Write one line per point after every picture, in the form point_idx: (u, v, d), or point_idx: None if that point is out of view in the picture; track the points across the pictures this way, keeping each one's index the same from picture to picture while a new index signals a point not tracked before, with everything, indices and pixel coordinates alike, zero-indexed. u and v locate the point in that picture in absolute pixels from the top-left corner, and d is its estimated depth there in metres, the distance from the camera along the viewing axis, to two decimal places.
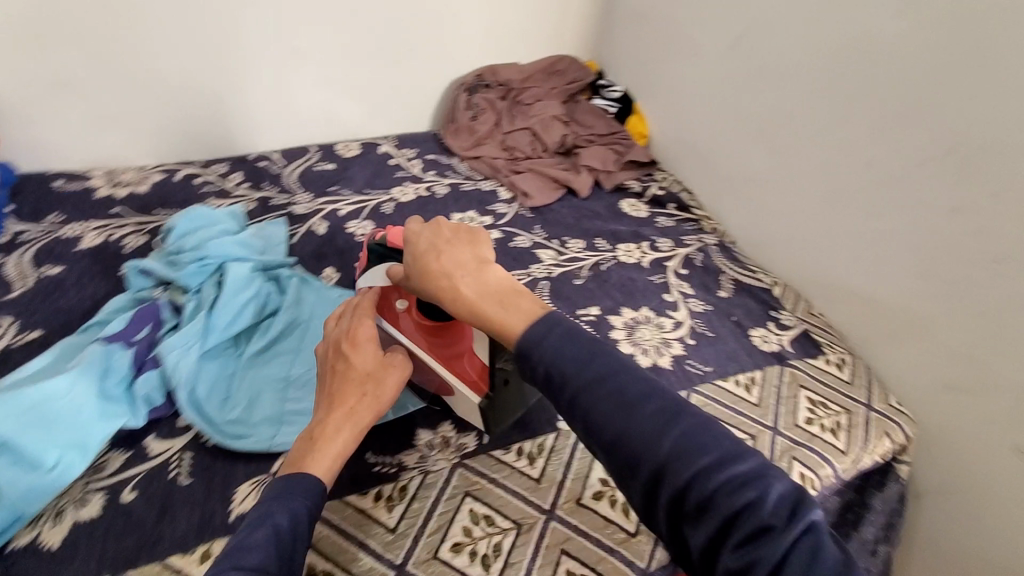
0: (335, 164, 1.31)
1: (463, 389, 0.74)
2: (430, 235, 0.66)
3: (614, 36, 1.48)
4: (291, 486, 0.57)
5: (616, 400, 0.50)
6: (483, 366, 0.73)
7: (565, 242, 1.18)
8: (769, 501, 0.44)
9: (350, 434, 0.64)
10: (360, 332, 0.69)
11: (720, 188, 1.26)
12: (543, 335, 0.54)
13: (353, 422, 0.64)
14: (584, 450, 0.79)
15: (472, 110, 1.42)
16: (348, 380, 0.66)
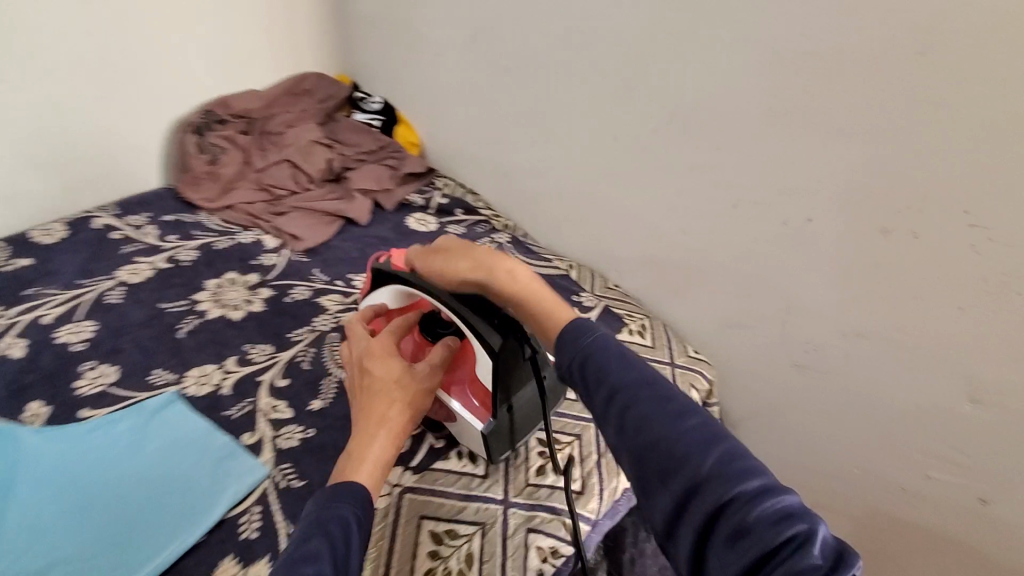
0: (30, 257, 1.02)
1: (466, 418, 0.72)
2: (465, 258, 0.66)
3: (354, 44, 1.36)
4: (343, 486, 0.54)
5: (654, 417, 0.49)
6: (485, 391, 0.71)
7: (351, 281, 1.05)
8: (811, 542, 0.41)
9: (390, 438, 0.61)
10: (376, 348, 0.68)
11: (500, 183, 1.23)
12: (596, 348, 0.54)
13: (389, 427, 0.62)
14: (404, 527, 0.69)
15: (209, 153, 1.21)
16: (375, 392, 0.64)
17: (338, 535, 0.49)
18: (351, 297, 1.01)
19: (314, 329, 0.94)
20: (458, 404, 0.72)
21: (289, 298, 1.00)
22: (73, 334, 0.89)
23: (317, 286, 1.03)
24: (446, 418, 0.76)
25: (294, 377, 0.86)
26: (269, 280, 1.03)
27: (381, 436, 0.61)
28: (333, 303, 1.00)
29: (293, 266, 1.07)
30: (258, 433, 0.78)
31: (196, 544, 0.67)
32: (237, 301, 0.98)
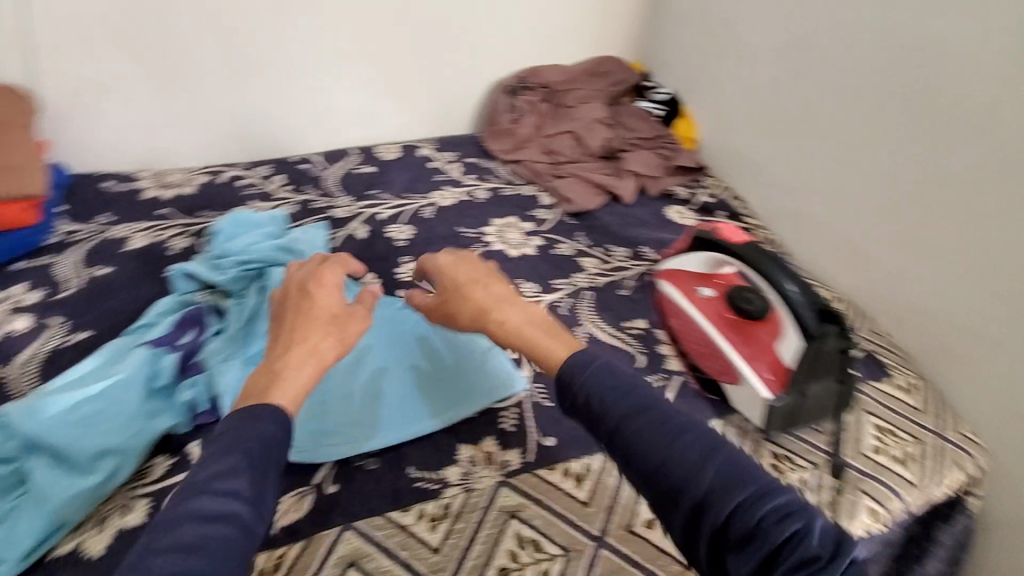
0: (374, 167, 1.29)
1: (757, 386, 0.82)
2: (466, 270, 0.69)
3: (660, 37, 1.43)
4: (246, 419, 0.52)
5: (655, 430, 0.50)
6: (783, 369, 0.82)
7: (610, 250, 1.13)
8: (815, 532, 0.46)
9: (314, 369, 0.59)
10: (323, 276, 0.68)
11: (774, 196, 1.21)
12: (587, 363, 0.55)
13: (319, 357, 0.60)
14: None
15: (514, 113, 1.37)
16: (310, 318, 0.63)
17: (255, 475, 0.49)
18: (608, 265, 1.10)
19: (574, 283, 1.05)
20: (751, 371, 0.83)
21: (556, 252, 1.12)
22: (399, 232, 1.11)
23: (580, 247, 1.14)
24: (727, 381, 0.86)
25: (553, 317, 0.98)
26: (541, 232, 1.17)
27: (323, 363, 0.59)
28: (592, 266, 1.09)
29: (562, 225, 1.19)
30: None
31: (473, 415, 0.80)
32: (516, 242, 1.13)
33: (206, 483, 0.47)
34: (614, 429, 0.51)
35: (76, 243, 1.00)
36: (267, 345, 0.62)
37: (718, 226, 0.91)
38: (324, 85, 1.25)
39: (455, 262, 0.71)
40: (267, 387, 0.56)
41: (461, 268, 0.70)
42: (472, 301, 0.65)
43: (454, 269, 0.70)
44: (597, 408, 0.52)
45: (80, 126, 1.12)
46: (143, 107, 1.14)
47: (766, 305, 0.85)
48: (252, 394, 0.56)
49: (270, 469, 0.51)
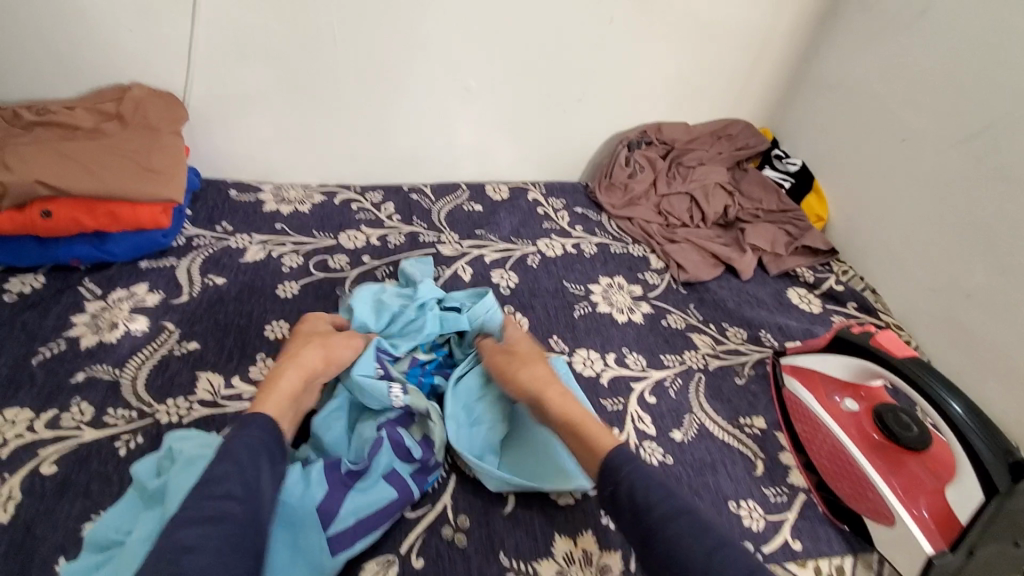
0: (482, 205, 1.27)
1: (913, 530, 0.70)
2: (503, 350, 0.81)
3: (797, 106, 1.34)
4: (251, 429, 0.61)
5: (689, 533, 0.54)
6: (948, 516, 0.69)
7: (724, 330, 1.04)
8: None
9: (286, 402, 0.67)
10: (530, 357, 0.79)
11: (917, 297, 1.08)
12: (624, 462, 0.62)
13: (304, 369, 0.71)
14: None
15: (630, 167, 1.32)
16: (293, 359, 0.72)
17: (246, 473, 0.56)
18: (722, 347, 1.01)
19: (684, 362, 0.97)
20: (903, 506, 0.72)
21: (666, 323, 1.04)
22: (503, 278, 1.08)
23: (692, 321, 1.06)
24: (870, 515, 0.74)
25: (661, 398, 0.90)
26: (651, 298, 1.10)
27: (287, 376, 0.69)
28: (705, 345, 1.01)
29: (672, 293, 1.12)
30: (626, 434, 0.83)
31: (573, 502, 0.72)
32: (623, 306, 1.07)
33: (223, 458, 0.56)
34: (653, 526, 0.56)
35: (199, 248, 1.03)
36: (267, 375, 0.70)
37: (875, 332, 0.80)
38: (444, 120, 1.25)
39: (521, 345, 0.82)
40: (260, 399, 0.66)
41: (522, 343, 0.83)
42: (527, 374, 0.76)
43: (517, 342, 0.83)
44: (623, 508, 0.59)
45: (217, 134, 1.16)
46: (276, 124, 1.18)
47: (927, 435, 0.75)
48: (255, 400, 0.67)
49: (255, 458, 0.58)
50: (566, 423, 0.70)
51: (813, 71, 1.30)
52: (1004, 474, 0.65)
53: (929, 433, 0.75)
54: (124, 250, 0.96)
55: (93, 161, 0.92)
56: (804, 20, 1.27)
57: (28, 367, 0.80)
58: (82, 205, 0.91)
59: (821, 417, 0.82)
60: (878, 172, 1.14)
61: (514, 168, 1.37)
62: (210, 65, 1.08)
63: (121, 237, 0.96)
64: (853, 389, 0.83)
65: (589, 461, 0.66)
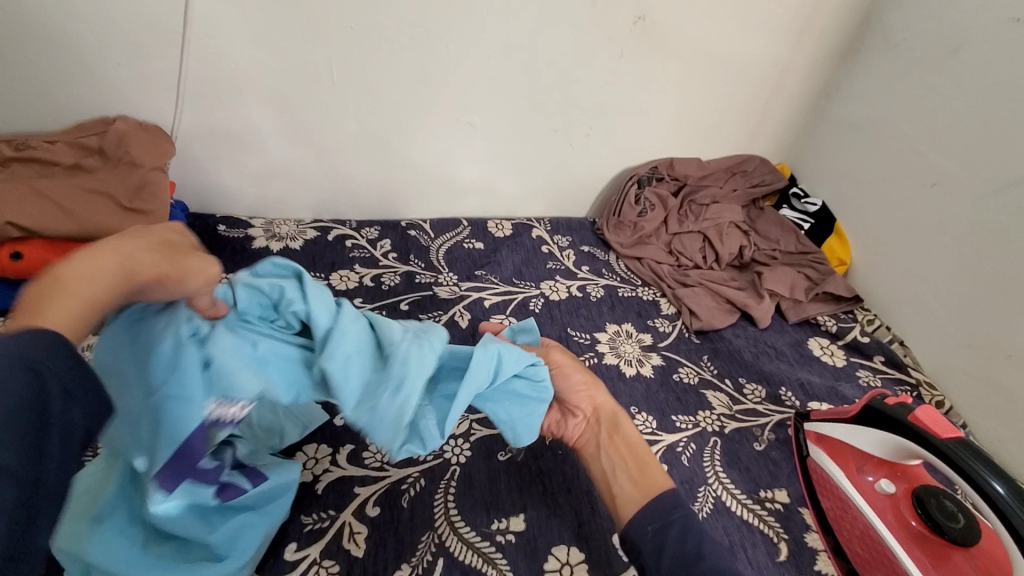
0: (484, 243, 1.21)
1: None
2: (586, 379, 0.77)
3: (817, 144, 1.28)
4: (21, 342, 0.41)
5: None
6: None
7: (741, 386, 0.97)
8: None
9: (105, 269, 0.49)
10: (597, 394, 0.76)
11: (951, 354, 0.99)
12: (671, 506, 0.61)
13: (123, 256, 0.50)
14: None
15: (640, 205, 1.25)
16: (130, 228, 0.53)
17: (22, 420, 0.38)
18: (739, 406, 0.93)
19: (697, 423, 0.89)
20: None
21: (678, 377, 0.97)
22: (502, 324, 1.01)
23: (706, 375, 0.98)
24: None
25: (672, 466, 0.82)
26: (661, 348, 1.02)
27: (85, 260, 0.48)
28: (720, 404, 0.93)
29: (683, 342, 1.05)
30: None
31: None
32: (631, 357, 0.99)
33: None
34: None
35: None
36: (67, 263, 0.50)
37: (913, 406, 0.71)
38: (447, 155, 1.20)
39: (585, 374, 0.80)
40: (41, 296, 0.46)
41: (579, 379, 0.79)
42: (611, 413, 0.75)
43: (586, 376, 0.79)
44: (667, 544, 0.58)
45: (206, 167, 1.12)
46: (269, 157, 1.13)
47: (973, 525, 0.66)
48: (22, 307, 0.45)
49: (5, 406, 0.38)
50: (632, 452, 0.70)
51: (834, 109, 1.24)
52: None
53: (975, 522, 0.66)
54: None
55: (67, 199, 0.87)
56: (825, 56, 1.21)
57: None
58: (55, 245, 0.88)
59: (850, 495, 0.74)
60: (908, 217, 1.07)
61: (519, 203, 1.31)
62: (200, 98, 1.03)
63: None
64: (889, 466, 0.75)
65: (642, 489, 0.65)
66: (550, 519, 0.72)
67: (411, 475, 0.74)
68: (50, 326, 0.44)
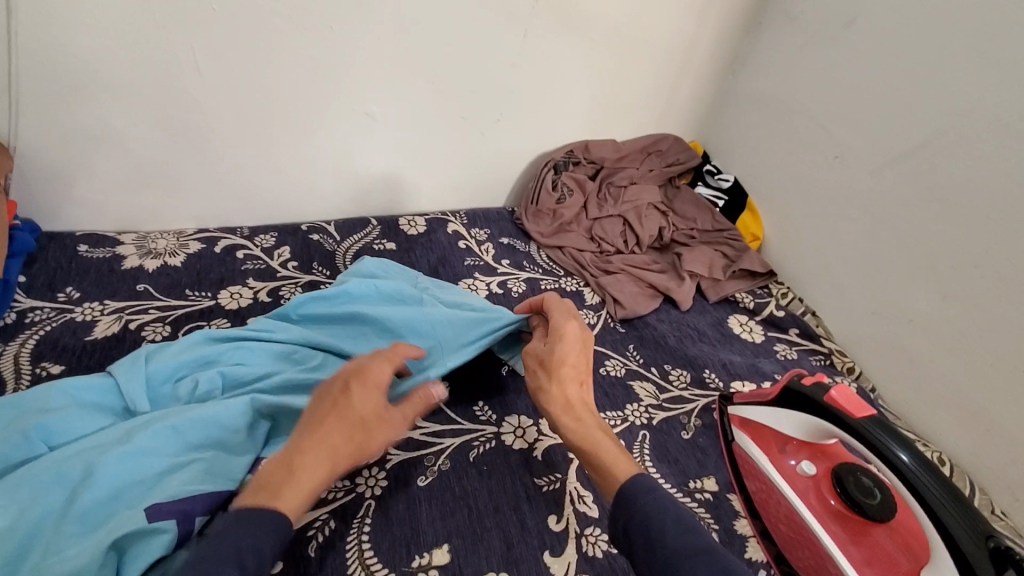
0: (396, 243, 1.12)
1: None
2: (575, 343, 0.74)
3: (727, 121, 1.28)
4: (256, 517, 0.51)
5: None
6: None
7: (667, 373, 0.96)
8: None
9: (322, 458, 0.58)
10: (574, 364, 0.72)
11: (859, 322, 1.03)
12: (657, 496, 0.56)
13: (336, 458, 0.58)
14: None
15: (558, 191, 1.21)
16: (339, 416, 0.60)
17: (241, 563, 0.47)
18: (665, 394, 0.92)
19: (626, 417, 0.87)
20: None
21: (604, 370, 0.94)
22: None
23: (632, 365, 0.96)
24: None
25: None
26: None
27: (320, 445, 0.58)
28: (647, 394, 0.91)
29: (609, 333, 1.02)
30: (565, 521, 0.71)
31: None
32: None
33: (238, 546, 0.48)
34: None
35: (31, 328, 0.83)
36: (296, 431, 0.60)
37: (829, 386, 0.71)
38: (344, 149, 1.09)
39: (577, 341, 0.74)
40: (282, 480, 0.56)
41: (574, 348, 0.73)
42: (560, 391, 0.69)
43: (570, 346, 0.73)
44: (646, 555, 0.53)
45: (56, 180, 0.95)
46: (136, 162, 0.98)
47: (891, 500, 0.66)
48: (267, 484, 0.55)
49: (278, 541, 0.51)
50: (582, 435, 0.66)
51: (741, 85, 1.24)
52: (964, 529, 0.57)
53: (892, 496, 0.66)
54: None
55: None
56: (729, 30, 1.20)
57: None
58: None
59: (774, 480, 0.74)
60: (814, 190, 1.09)
61: (432, 197, 1.23)
62: (35, 98, 0.87)
63: None
64: (812, 446, 0.75)
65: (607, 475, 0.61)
66: (477, 545, 0.67)
67: (319, 518, 0.67)
68: (281, 506, 0.54)
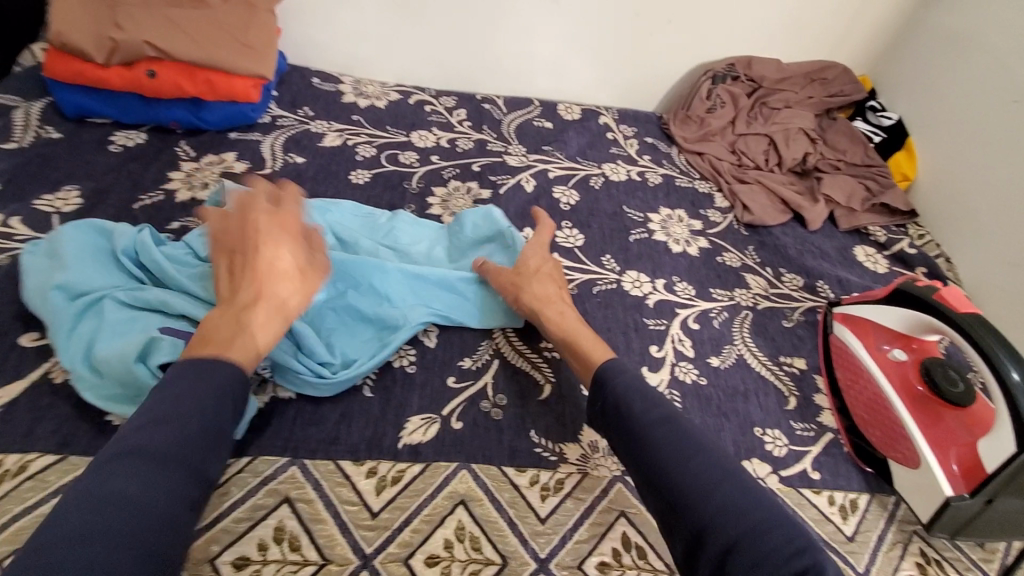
0: (553, 123, 1.26)
1: (940, 481, 0.69)
2: (536, 251, 0.83)
3: (905, 56, 1.24)
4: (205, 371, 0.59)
5: (675, 445, 0.57)
6: (978, 467, 0.68)
7: (780, 275, 1.03)
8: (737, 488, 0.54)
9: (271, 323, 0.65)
10: (536, 265, 0.81)
11: (995, 270, 1.02)
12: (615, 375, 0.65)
13: (285, 308, 0.67)
14: None
15: (711, 101, 1.26)
16: (276, 272, 0.68)
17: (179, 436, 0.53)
18: (775, 290, 1.00)
19: (733, 297, 0.97)
20: (935, 456, 0.70)
21: (721, 260, 1.04)
22: (563, 194, 1.09)
23: (748, 262, 1.05)
24: (899, 461, 0.74)
25: (703, 325, 0.92)
26: (709, 234, 1.09)
27: (258, 328, 0.64)
28: (757, 286, 1.00)
29: (732, 232, 1.10)
30: (664, 351, 0.86)
31: None
32: (680, 237, 1.06)
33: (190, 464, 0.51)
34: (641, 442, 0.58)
35: (282, 128, 1.10)
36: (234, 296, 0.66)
37: (941, 287, 0.77)
38: (526, 30, 1.23)
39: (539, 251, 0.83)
40: (233, 336, 0.62)
41: (544, 261, 0.82)
42: (534, 292, 0.78)
43: (537, 256, 0.82)
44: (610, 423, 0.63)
45: (306, 22, 1.20)
46: (363, 15, 1.19)
47: (972, 392, 0.73)
48: (211, 338, 0.61)
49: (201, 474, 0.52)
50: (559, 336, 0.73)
51: (931, 18, 1.19)
52: None
53: (975, 391, 0.73)
54: (216, 119, 1.05)
55: (198, 32, 0.99)
56: None
57: (132, 211, 0.90)
58: (182, 70, 0.99)
59: (864, 363, 0.81)
60: (984, 133, 1.06)
61: (589, 90, 1.34)
62: None
63: (213, 105, 1.04)
64: (904, 338, 0.81)
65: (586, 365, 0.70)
66: None
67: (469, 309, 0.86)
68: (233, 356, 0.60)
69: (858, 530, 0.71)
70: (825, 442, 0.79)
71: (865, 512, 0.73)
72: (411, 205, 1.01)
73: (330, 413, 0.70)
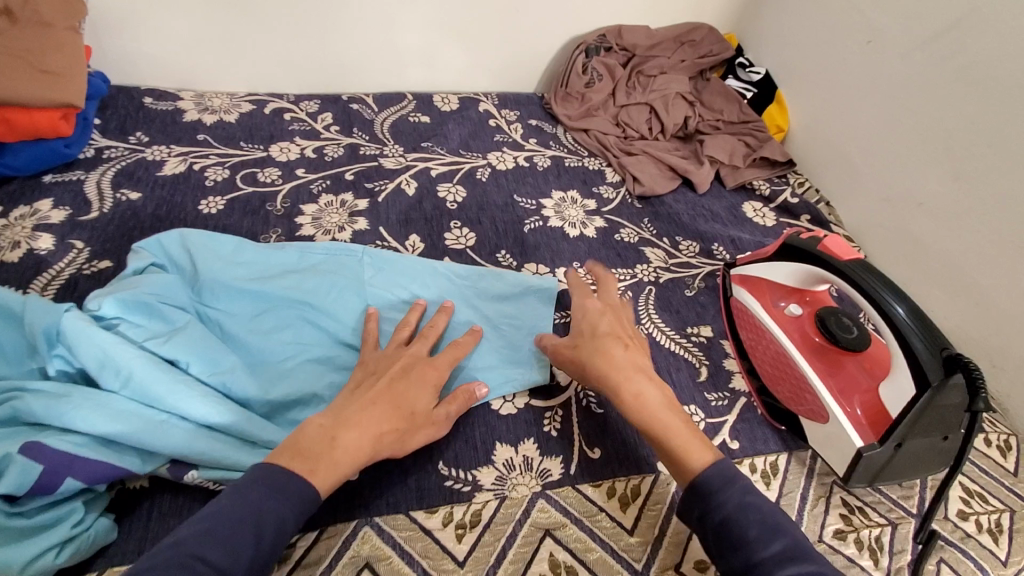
0: (430, 117, 1.18)
1: (848, 430, 0.69)
2: (591, 309, 0.73)
3: (763, 11, 1.27)
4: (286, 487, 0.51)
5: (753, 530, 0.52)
6: (884, 413, 0.69)
7: (677, 243, 1.03)
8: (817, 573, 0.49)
9: (366, 449, 0.57)
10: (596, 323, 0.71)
11: (871, 208, 1.07)
12: (721, 483, 0.55)
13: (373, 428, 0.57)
14: (602, 533, 0.62)
15: (588, 75, 1.23)
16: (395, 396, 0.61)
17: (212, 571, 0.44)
18: (674, 260, 0.99)
19: (635, 275, 0.95)
20: (838, 404, 0.71)
21: (619, 237, 1.01)
22: (448, 193, 1.02)
23: (646, 235, 1.03)
24: (808, 416, 0.74)
25: None
26: (604, 212, 1.06)
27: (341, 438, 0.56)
28: (657, 258, 0.99)
29: (625, 207, 1.08)
30: None
31: (516, 412, 0.71)
32: (575, 220, 1.03)
33: (264, 512, 0.49)
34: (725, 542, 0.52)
35: (109, 161, 0.94)
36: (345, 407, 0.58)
37: (823, 237, 0.77)
38: (386, 21, 1.13)
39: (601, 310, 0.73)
40: (320, 455, 0.54)
41: (602, 317, 0.72)
42: (604, 360, 0.66)
43: (597, 316, 0.72)
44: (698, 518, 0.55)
45: (122, 33, 1.03)
46: (194, 21, 1.04)
47: (867, 336, 0.75)
48: (303, 451, 0.54)
49: (300, 516, 0.51)
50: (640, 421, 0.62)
51: None
52: (936, 369, 0.63)
53: (867, 335, 0.75)
54: (23, 162, 0.87)
55: None
56: None
57: None
58: None
59: (764, 323, 0.81)
60: (843, 78, 1.10)
61: (464, 77, 1.27)
62: None
63: (15, 146, 0.86)
64: (797, 291, 0.82)
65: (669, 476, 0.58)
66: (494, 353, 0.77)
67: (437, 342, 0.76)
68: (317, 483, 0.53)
69: (781, 494, 0.71)
70: (736, 408, 0.79)
71: (785, 473, 0.73)
72: (278, 229, 0.90)
73: (196, 495, 0.60)
